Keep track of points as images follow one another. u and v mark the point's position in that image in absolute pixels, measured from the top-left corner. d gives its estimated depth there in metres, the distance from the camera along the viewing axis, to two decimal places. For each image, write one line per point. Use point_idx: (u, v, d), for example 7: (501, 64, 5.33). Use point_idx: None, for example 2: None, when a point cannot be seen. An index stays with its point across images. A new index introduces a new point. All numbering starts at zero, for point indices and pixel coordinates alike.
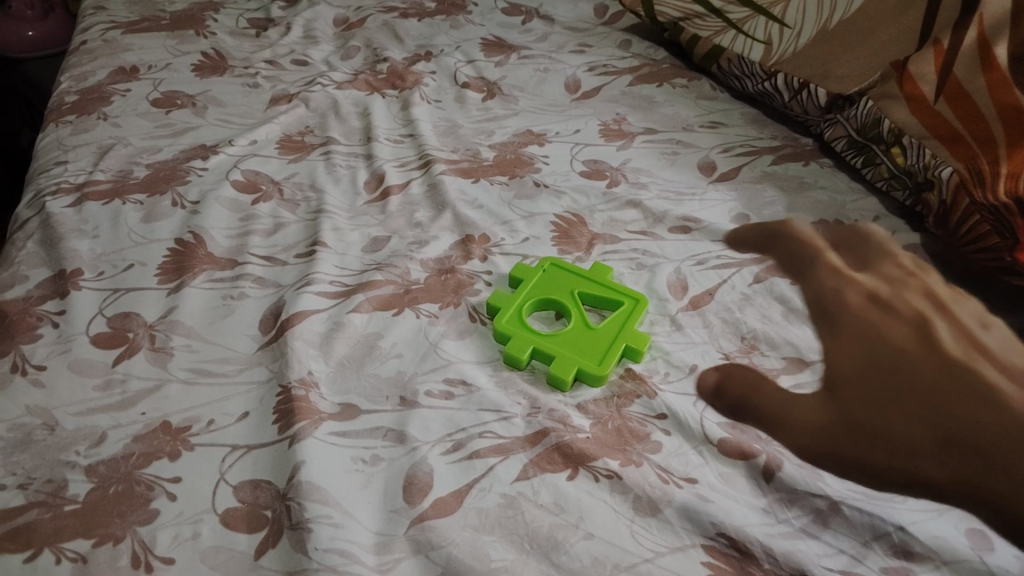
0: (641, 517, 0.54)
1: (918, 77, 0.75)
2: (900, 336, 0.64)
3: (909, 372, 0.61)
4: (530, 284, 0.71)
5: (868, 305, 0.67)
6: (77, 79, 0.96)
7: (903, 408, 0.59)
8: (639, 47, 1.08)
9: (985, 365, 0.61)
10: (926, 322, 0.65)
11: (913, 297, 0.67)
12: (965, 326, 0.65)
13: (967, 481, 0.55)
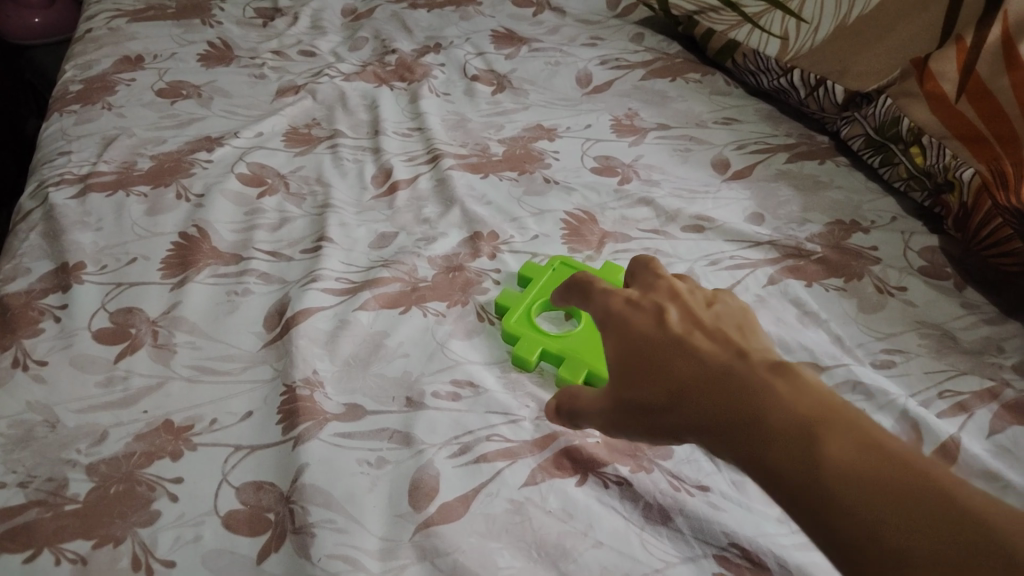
0: (652, 526, 0.54)
1: (939, 75, 0.73)
2: (640, 311, 0.50)
3: (650, 345, 0.47)
4: (540, 284, 0.70)
5: (613, 294, 0.53)
6: (81, 67, 0.95)
7: (676, 360, 0.45)
8: (652, 40, 1.06)
9: (709, 332, 0.46)
10: (670, 292, 0.52)
11: (656, 279, 0.54)
12: (722, 297, 0.52)
13: (793, 460, 0.36)
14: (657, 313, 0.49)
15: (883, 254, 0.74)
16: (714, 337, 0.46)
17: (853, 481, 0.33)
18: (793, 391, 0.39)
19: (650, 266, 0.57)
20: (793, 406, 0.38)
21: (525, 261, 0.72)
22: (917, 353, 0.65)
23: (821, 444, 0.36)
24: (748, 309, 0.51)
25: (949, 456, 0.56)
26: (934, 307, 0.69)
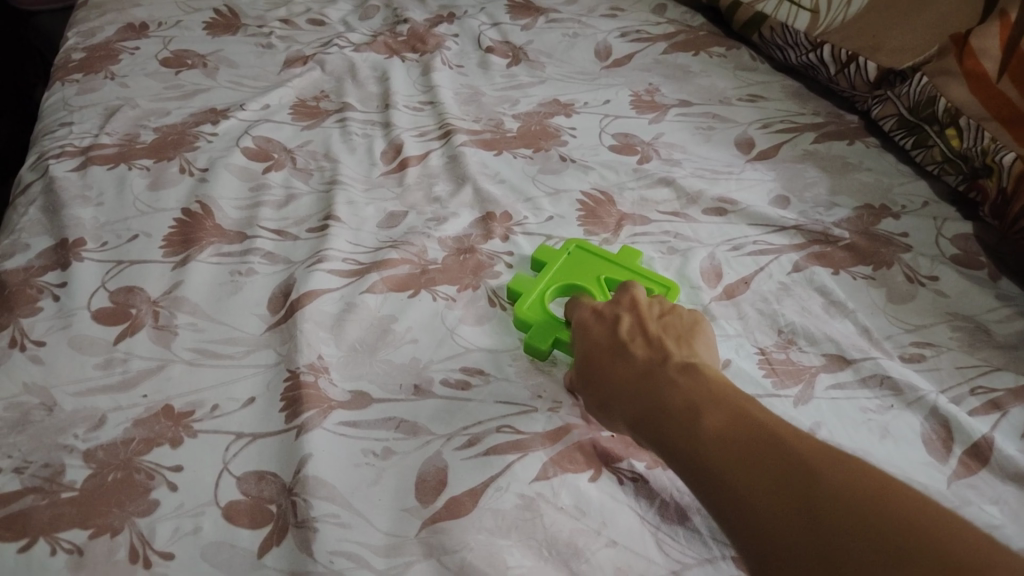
0: (668, 525, 0.51)
1: (980, 52, 0.70)
2: (596, 319, 0.57)
3: (598, 347, 0.54)
4: (554, 269, 0.67)
5: (580, 302, 0.60)
6: (84, 35, 0.92)
7: (616, 364, 0.52)
8: (675, 12, 1.02)
9: (649, 340, 0.53)
10: (626, 301, 0.58)
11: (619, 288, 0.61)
12: (674, 307, 0.59)
13: (685, 436, 0.44)
14: (609, 322, 0.57)
15: (914, 240, 0.71)
16: (651, 343, 0.53)
17: (722, 447, 0.42)
18: (699, 388, 0.47)
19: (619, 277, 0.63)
20: (693, 398, 0.46)
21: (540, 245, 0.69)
22: (948, 347, 0.62)
23: (706, 421, 0.44)
24: (699, 318, 0.58)
25: (981, 457, 0.53)
26: (967, 298, 0.66)
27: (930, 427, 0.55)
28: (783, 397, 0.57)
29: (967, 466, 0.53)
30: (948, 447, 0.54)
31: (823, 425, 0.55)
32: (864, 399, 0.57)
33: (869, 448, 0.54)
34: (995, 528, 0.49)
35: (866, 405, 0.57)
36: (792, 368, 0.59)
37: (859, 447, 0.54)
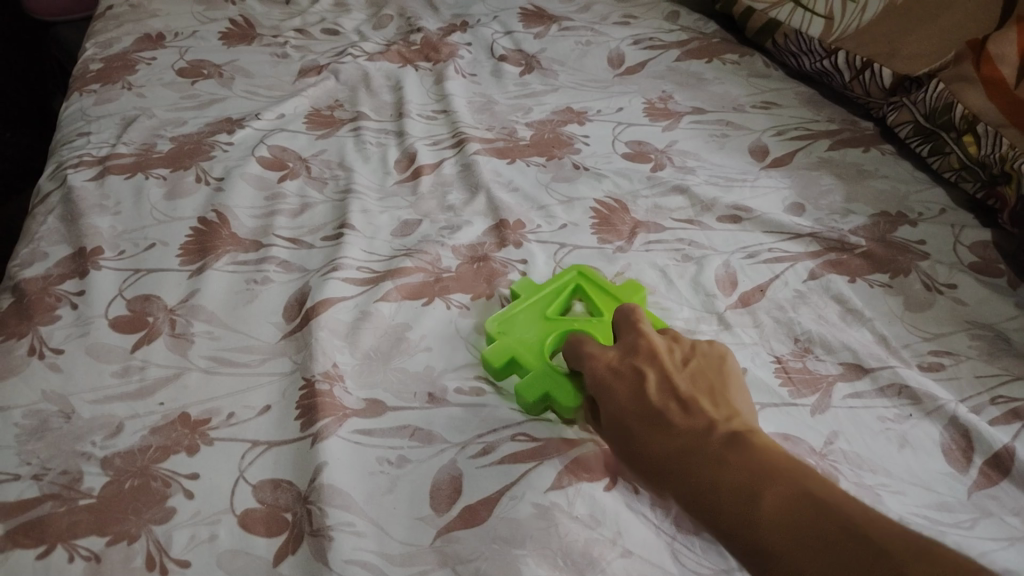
0: (685, 535, 0.51)
1: (997, 58, 0.69)
2: (615, 370, 0.54)
3: (627, 410, 0.51)
4: (508, 331, 0.63)
5: (588, 345, 0.57)
6: (102, 46, 0.93)
7: (650, 434, 0.49)
8: (688, 19, 1.01)
9: (682, 403, 0.51)
10: (641, 345, 0.55)
11: (626, 325, 0.58)
12: (690, 346, 0.57)
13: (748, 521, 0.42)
14: (628, 374, 0.54)
15: (932, 248, 0.70)
16: (682, 400, 0.51)
17: (786, 530, 0.41)
18: (748, 461, 0.45)
19: (622, 306, 0.60)
20: (744, 475, 0.44)
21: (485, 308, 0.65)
22: (967, 356, 0.61)
23: (765, 505, 0.42)
24: (724, 359, 0.55)
25: (1002, 467, 0.53)
26: (986, 305, 0.65)
27: (950, 437, 0.55)
28: (800, 406, 0.57)
29: (988, 478, 0.52)
30: (968, 458, 0.54)
31: (840, 434, 0.55)
32: (882, 407, 0.57)
33: (888, 457, 0.54)
34: (1016, 540, 0.49)
35: (884, 414, 0.56)
36: (808, 376, 0.59)
37: (878, 458, 0.54)
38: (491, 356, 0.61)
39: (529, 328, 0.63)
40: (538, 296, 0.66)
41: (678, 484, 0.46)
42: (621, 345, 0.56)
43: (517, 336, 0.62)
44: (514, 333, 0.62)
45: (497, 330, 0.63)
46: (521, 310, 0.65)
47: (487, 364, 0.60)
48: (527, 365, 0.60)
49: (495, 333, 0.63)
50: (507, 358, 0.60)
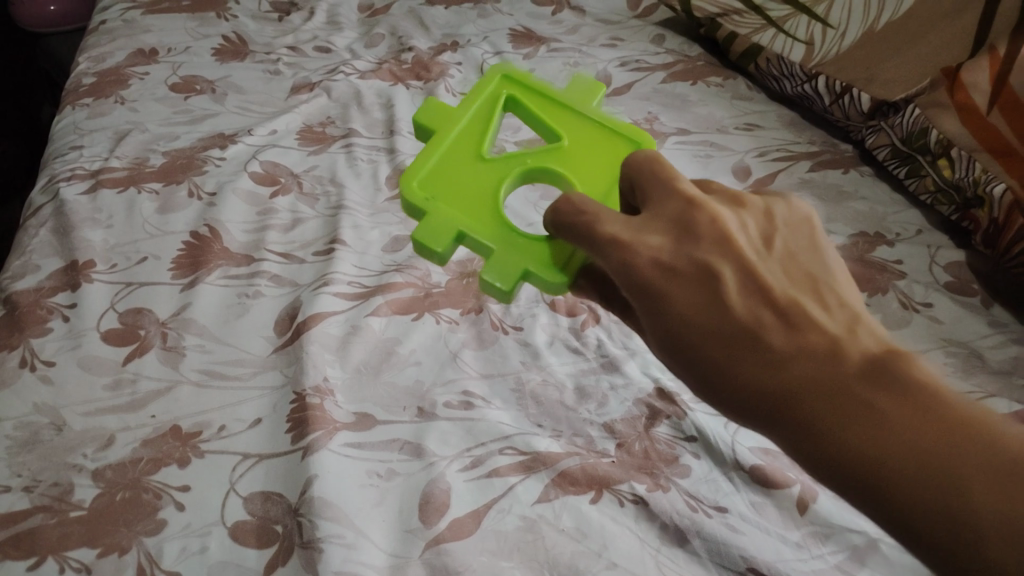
0: (668, 547, 0.54)
1: (970, 86, 0.72)
2: (661, 259, 0.42)
3: (716, 328, 0.40)
4: (443, 192, 0.63)
5: (618, 227, 0.44)
6: (95, 60, 0.93)
7: (753, 365, 0.38)
8: (673, 43, 1.03)
9: (779, 311, 0.39)
10: (691, 222, 0.44)
11: (665, 196, 0.45)
12: (752, 221, 0.45)
13: (931, 490, 0.32)
14: (680, 262, 0.42)
15: (908, 267, 0.73)
16: (757, 293, 0.40)
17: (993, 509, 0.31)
18: (904, 398, 0.34)
19: (651, 166, 0.47)
20: (910, 426, 0.33)
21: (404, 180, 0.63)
22: (943, 373, 0.63)
23: (958, 468, 0.32)
24: (810, 237, 0.45)
25: None
26: (960, 325, 0.67)
27: None
28: None
29: None
30: None
31: None
32: None
33: None
34: None
35: None
36: None
37: None
38: (438, 229, 0.59)
39: (472, 182, 0.63)
40: (461, 144, 0.66)
41: (805, 430, 0.36)
42: (661, 223, 0.44)
43: (462, 199, 0.62)
44: (456, 195, 0.62)
45: (428, 192, 0.62)
46: (449, 162, 0.65)
47: (435, 244, 0.58)
48: (482, 235, 0.59)
49: (428, 196, 0.62)
50: (457, 230, 0.59)
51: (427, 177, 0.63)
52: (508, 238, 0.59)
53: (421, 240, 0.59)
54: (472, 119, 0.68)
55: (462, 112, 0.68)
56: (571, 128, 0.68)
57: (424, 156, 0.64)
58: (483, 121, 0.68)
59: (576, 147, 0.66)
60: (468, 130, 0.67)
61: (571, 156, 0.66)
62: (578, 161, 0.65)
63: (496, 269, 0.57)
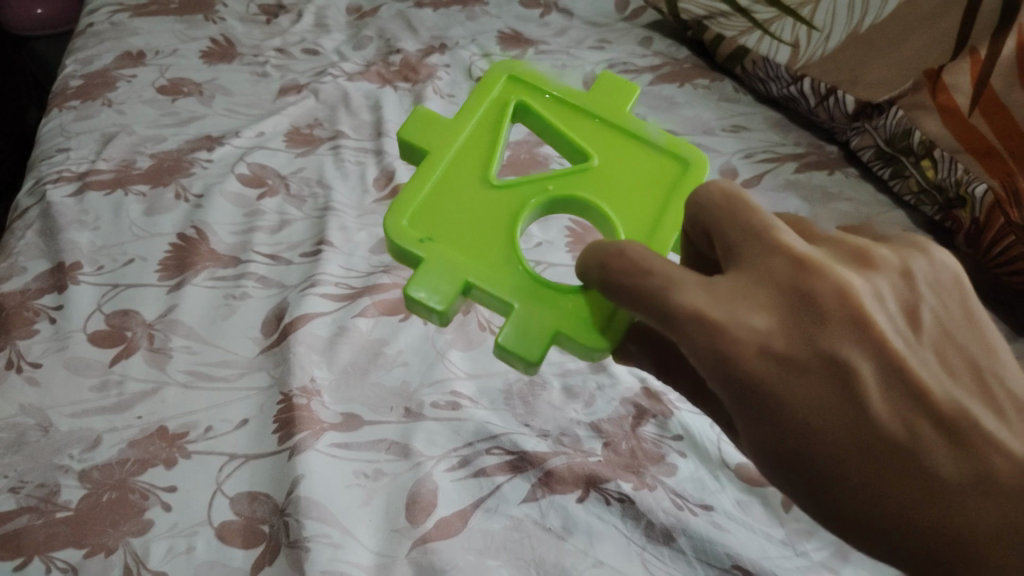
0: (653, 545, 0.54)
1: (952, 88, 0.73)
2: (777, 351, 0.38)
3: (862, 441, 0.36)
4: (443, 231, 0.57)
5: (714, 306, 0.39)
6: (82, 63, 0.93)
7: (910, 492, 0.36)
8: (661, 45, 1.03)
9: (937, 422, 0.36)
10: (814, 299, 0.39)
11: (768, 257, 0.40)
12: (883, 283, 0.41)
13: None
14: (806, 357, 0.38)
15: None
16: (903, 395, 0.37)
17: None
18: None
19: (742, 217, 0.42)
20: None
21: (393, 220, 0.56)
22: None
23: None
24: (964, 308, 0.41)
25: None
26: None
27: None
28: None
29: None
30: None
31: None
32: None
33: None
34: None
35: None
36: None
37: None
38: (440, 280, 0.54)
39: (475, 217, 0.58)
40: (459, 165, 0.61)
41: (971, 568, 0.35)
42: (770, 296, 0.39)
43: (467, 240, 0.56)
44: (458, 233, 0.57)
45: (425, 230, 0.57)
46: (447, 189, 0.59)
47: (440, 302, 0.53)
48: (493, 286, 0.54)
49: (426, 238, 0.56)
50: (464, 279, 0.54)
51: (422, 211, 0.58)
52: (524, 290, 0.54)
53: (419, 296, 0.53)
54: (468, 134, 0.63)
55: (456, 127, 0.62)
56: (596, 143, 0.63)
57: (415, 185, 0.58)
58: (482, 137, 0.63)
59: (598, 166, 0.62)
60: (464, 149, 0.62)
61: (590, 178, 0.61)
62: (599, 182, 0.61)
63: (514, 330, 0.52)
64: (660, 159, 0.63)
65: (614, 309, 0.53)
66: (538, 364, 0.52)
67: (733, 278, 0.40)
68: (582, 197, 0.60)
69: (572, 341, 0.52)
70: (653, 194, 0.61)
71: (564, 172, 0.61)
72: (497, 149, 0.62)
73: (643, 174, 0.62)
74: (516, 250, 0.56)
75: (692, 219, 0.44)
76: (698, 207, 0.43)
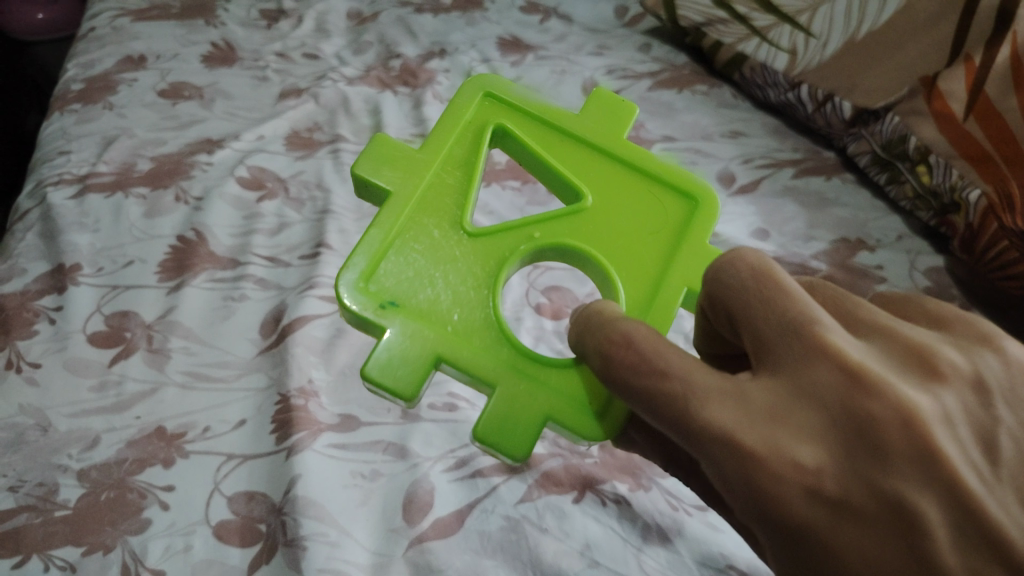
0: (649, 546, 0.54)
1: (947, 94, 0.74)
2: (822, 489, 0.33)
3: None
4: (409, 291, 0.56)
5: (745, 429, 0.35)
6: (84, 67, 0.93)
7: None
8: (659, 51, 1.03)
9: None
10: (865, 423, 0.34)
11: (811, 365, 0.35)
12: (955, 395, 0.35)
13: None
14: (856, 496, 0.33)
15: (889, 272, 0.76)
16: (979, 544, 0.31)
17: None
18: None
19: (778, 313, 0.37)
20: None
21: (353, 286, 0.55)
22: None
23: None
24: None
25: None
26: None
27: None
28: None
29: None
30: None
31: None
32: None
33: None
34: None
35: None
36: None
37: None
38: (409, 352, 0.52)
39: (444, 276, 0.57)
40: (426, 211, 0.59)
41: None
42: (813, 418, 0.35)
43: (439, 303, 0.55)
44: (427, 292, 0.56)
45: (388, 291, 0.55)
46: (414, 240, 0.58)
47: (406, 380, 0.51)
48: (469, 359, 0.53)
49: (389, 302, 0.55)
50: (435, 351, 0.53)
51: (384, 266, 0.56)
52: (507, 366, 0.53)
53: (381, 371, 0.51)
54: (435, 173, 0.61)
55: (422, 167, 0.61)
56: (593, 182, 0.63)
57: (376, 238, 0.57)
58: (451, 178, 0.62)
59: (588, 206, 0.61)
60: (431, 193, 0.60)
61: (577, 221, 0.61)
62: (588, 225, 0.60)
63: (496, 419, 0.51)
64: (656, 192, 0.63)
65: (606, 397, 0.52)
66: (527, 458, 0.50)
67: (771, 390, 0.36)
68: (567, 245, 0.59)
69: (560, 426, 0.52)
70: (650, 234, 0.60)
71: (545, 218, 0.60)
72: (468, 192, 0.60)
73: (643, 212, 0.62)
74: (494, 316, 0.55)
75: (722, 304, 0.40)
76: (727, 295, 0.39)
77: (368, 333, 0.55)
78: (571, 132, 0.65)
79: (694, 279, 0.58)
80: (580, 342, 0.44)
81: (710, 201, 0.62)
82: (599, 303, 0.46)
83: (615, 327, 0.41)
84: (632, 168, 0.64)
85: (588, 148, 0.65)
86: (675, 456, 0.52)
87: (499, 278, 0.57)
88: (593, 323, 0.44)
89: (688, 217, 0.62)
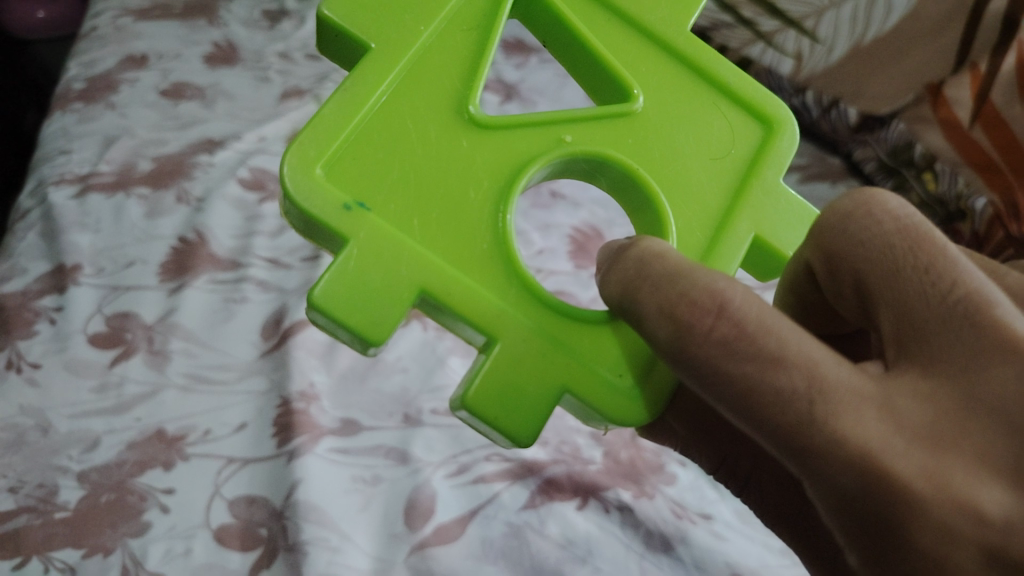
0: (652, 554, 0.55)
1: (953, 102, 0.74)
2: (1007, 552, 0.27)
3: None
4: (387, 197, 0.40)
5: (901, 457, 0.28)
6: (86, 65, 0.92)
7: None
8: None
9: None
10: None
11: (992, 368, 0.28)
12: None
13: None
14: None
15: None
16: None
17: None
18: None
19: (941, 292, 0.30)
20: None
21: (299, 171, 0.39)
22: None
23: None
24: None
25: None
26: None
27: None
28: None
29: None
30: None
31: None
32: None
33: None
34: None
35: None
36: None
37: None
38: (373, 277, 0.38)
39: (441, 183, 0.40)
40: (414, 84, 0.43)
41: None
42: (998, 444, 0.28)
43: (433, 222, 0.40)
44: (423, 206, 0.40)
45: (354, 187, 0.40)
46: (404, 128, 0.41)
47: (374, 319, 0.37)
48: (462, 299, 0.38)
49: (358, 203, 0.39)
50: (417, 283, 0.38)
51: (351, 159, 0.40)
52: (520, 321, 0.39)
53: (332, 302, 0.36)
54: (436, 31, 0.44)
55: (415, 16, 0.44)
56: (642, 74, 0.46)
57: (342, 111, 0.41)
58: (460, 38, 0.44)
59: (638, 110, 0.45)
60: (424, 57, 0.43)
61: (625, 126, 0.44)
62: (633, 137, 0.44)
63: (495, 384, 0.37)
64: (722, 109, 0.46)
65: (649, 359, 0.40)
66: (532, 442, 0.37)
67: (929, 401, 0.29)
68: (603, 159, 0.43)
69: (579, 402, 0.39)
70: (712, 157, 0.44)
71: (580, 117, 0.43)
72: (477, 64, 0.43)
73: (703, 128, 0.45)
74: (504, 243, 0.40)
75: (850, 266, 0.32)
76: (867, 257, 0.31)
77: (319, 241, 0.40)
78: (617, 11, 0.47)
79: (768, 227, 0.43)
80: (633, 295, 0.33)
81: (791, 131, 0.46)
82: (659, 243, 0.34)
83: (691, 281, 0.31)
84: (695, 69, 0.46)
85: (631, 32, 0.47)
86: (731, 466, 0.48)
87: (514, 191, 0.41)
88: (660, 271, 0.32)
89: (762, 145, 0.46)
